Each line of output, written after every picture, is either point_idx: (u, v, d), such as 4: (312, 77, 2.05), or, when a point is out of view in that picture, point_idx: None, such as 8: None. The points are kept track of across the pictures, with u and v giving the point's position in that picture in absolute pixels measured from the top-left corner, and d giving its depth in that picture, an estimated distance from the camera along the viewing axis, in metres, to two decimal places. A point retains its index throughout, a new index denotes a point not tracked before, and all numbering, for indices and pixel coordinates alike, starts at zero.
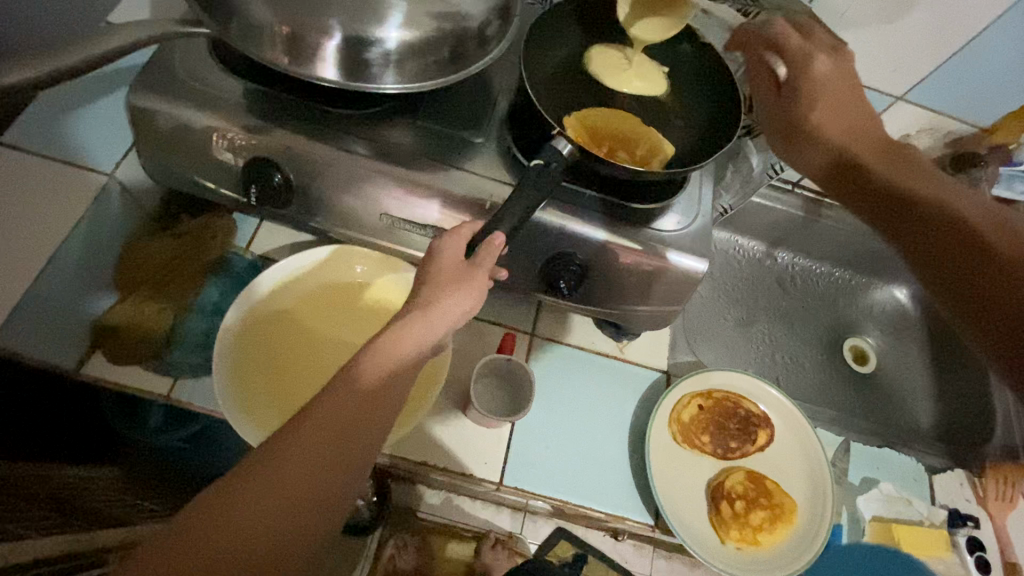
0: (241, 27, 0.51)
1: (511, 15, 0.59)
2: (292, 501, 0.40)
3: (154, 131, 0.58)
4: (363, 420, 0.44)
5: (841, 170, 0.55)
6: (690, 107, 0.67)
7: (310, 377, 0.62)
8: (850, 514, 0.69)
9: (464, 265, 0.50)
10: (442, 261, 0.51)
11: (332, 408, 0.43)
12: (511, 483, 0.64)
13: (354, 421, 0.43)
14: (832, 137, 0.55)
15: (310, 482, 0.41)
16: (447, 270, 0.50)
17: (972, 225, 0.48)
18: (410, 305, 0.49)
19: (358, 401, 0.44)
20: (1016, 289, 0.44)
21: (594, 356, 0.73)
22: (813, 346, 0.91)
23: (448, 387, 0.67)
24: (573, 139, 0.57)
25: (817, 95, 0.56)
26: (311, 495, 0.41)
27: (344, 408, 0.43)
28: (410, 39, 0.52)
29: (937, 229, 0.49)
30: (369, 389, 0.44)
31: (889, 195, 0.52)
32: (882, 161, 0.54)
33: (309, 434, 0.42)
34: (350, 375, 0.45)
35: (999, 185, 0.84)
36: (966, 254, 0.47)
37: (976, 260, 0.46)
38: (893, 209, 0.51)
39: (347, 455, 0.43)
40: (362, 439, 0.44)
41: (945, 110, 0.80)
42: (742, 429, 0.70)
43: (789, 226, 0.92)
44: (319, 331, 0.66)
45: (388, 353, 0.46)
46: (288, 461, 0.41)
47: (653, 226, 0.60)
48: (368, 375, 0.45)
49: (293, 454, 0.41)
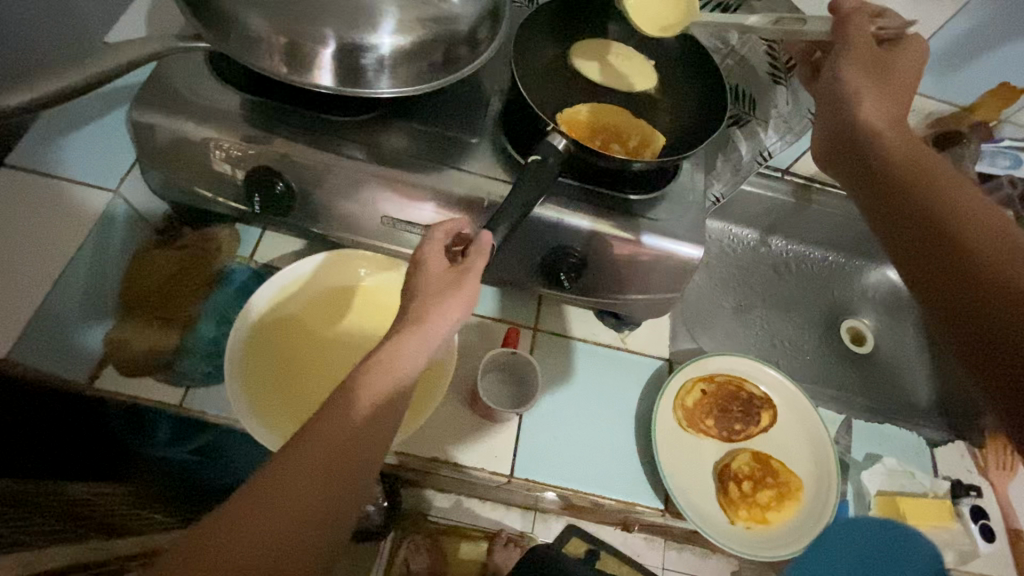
0: (239, 40, 0.52)
1: (500, 18, 0.61)
2: (305, 503, 0.41)
3: (154, 146, 0.60)
4: (364, 439, 0.44)
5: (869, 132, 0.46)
6: (679, 99, 0.68)
7: (320, 382, 0.63)
8: (855, 489, 0.70)
9: (455, 271, 0.52)
10: (428, 266, 0.52)
11: (338, 422, 0.44)
12: (521, 475, 0.65)
13: (356, 440, 0.44)
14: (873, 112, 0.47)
15: (323, 486, 0.42)
16: (437, 277, 0.52)
17: (1023, 233, 0.37)
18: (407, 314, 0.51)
19: (361, 420, 0.44)
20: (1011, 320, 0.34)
21: (595, 346, 0.74)
22: (812, 329, 0.93)
23: (455, 385, 0.68)
24: (567, 135, 0.58)
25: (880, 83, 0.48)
26: (323, 498, 0.41)
27: (349, 424, 0.44)
28: (403, 44, 0.54)
29: (981, 214, 0.39)
30: (371, 409, 0.45)
31: (918, 167, 0.43)
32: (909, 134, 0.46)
33: (322, 441, 0.43)
34: (357, 382, 0.46)
35: (982, 161, 0.84)
36: (925, 246, 0.39)
37: (935, 256, 0.39)
38: (882, 200, 0.43)
39: (357, 461, 0.43)
40: (368, 458, 0.44)
41: (928, 93, 0.80)
42: (745, 410, 0.71)
43: (781, 212, 0.93)
44: (326, 335, 0.67)
45: (388, 370, 0.47)
46: (302, 466, 0.42)
47: (646, 215, 0.62)
48: (366, 399, 0.45)
49: (304, 458, 0.42)
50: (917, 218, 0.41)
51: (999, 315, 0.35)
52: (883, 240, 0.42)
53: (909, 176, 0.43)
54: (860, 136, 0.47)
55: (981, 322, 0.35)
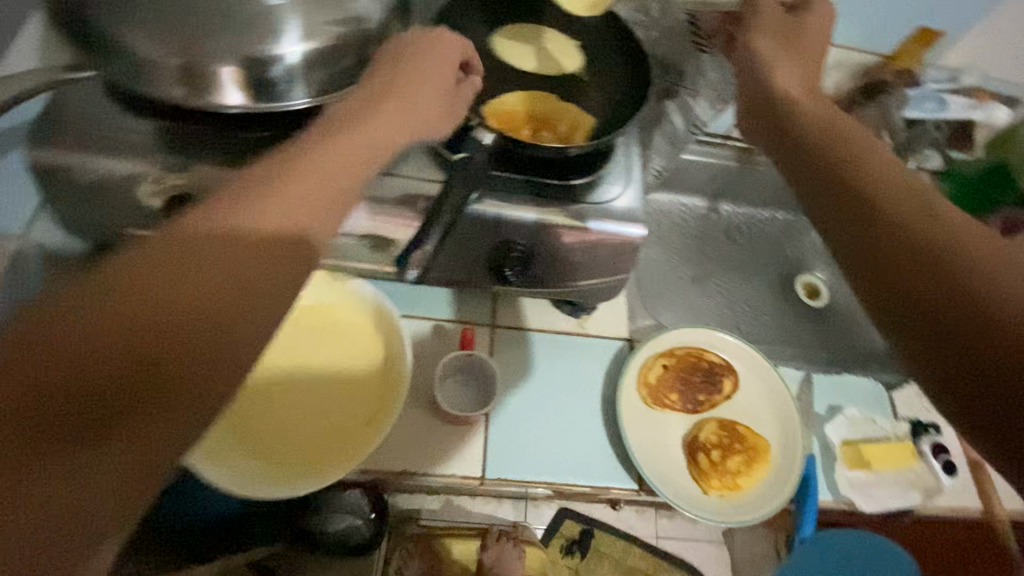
0: (131, 67, 0.49)
1: (411, 12, 0.59)
2: (91, 321, 0.30)
3: (63, 187, 0.56)
4: (179, 381, 0.32)
5: (774, 113, 0.48)
6: (607, 77, 0.68)
7: (271, 414, 0.60)
8: (820, 442, 0.72)
9: (337, 185, 0.41)
10: (296, 155, 0.41)
11: (180, 226, 0.34)
12: (494, 475, 0.64)
13: (184, 265, 0.33)
14: (781, 88, 0.50)
15: (128, 298, 0.31)
16: (330, 163, 0.41)
17: (923, 194, 0.37)
18: (249, 183, 0.38)
19: (213, 261, 0.34)
20: (928, 279, 0.34)
21: (555, 335, 0.73)
22: (767, 289, 0.94)
23: (416, 394, 0.67)
24: (494, 128, 0.57)
25: (772, 63, 0.52)
26: (120, 321, 0.31)
27: (171, 250, 0.33)
28: (311, 52, 0.51)
29: (879, 178, 0.39)
30: (218, 290, 0.34)
31: (826, 137, 0.44)
32: (811, 102, 0.48)
33: (135, 253, 0.33)
34: (181, 239, 0.34)
35: (909, 108, 0.82)
36: (833, 210, 0.39)
37: (843, 225, 0.38)
38: (803, 159, 0.43)
39: (179, 283, 0.33)
40: (199, 295, 0.33)
41: (850, 43, 0.81)
42: (707, 380, 0.72)
43: (726, 177, 0.94)
44: (271, 358, 0.63)
45: (239, 262, 0.34)
46: (100, 291, 0.31)
47: (586, 200, 0.61)
48: (214, 227, 0.35)
49: (105, 288, 0.32)
50: (820, 186, 0.41)
51: (927, 282, 0.34)
52: (800, 196, 0.42)
53: (813, 140, 0.44)
54: (780, 110, 0.48)
55: (879, 275, 0.36)
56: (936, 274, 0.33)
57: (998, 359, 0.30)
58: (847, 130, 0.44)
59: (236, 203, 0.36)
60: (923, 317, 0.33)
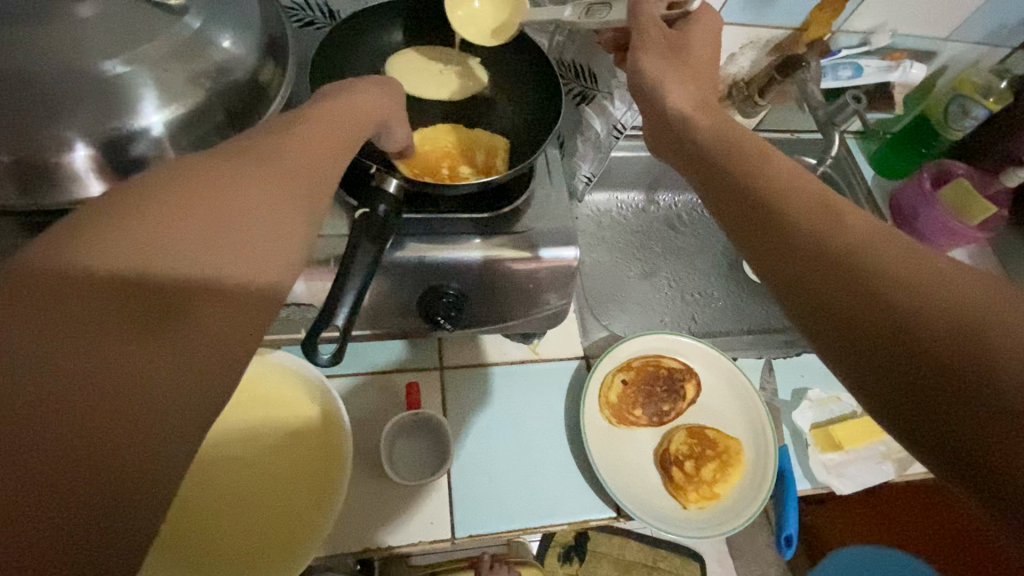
0: None
1: (287, 53, 0.53)
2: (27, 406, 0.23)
3: None
4: (116, 417, 0.24)
5: (676, 132, 0.47)
6: (517, 96, 0.67)
7: (208, 518, 0.54)
8: (790, 430, 0.72)
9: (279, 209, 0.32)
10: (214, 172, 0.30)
11: (75, 243, 0.25)
12: (466, 533, 0.60)
13: (114, 289, 0.25)
14: (683, 100, 0.49)
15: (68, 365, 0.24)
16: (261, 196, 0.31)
17: (827, 199, 0.35)
18: (184, 202, 0.28)
19: (183, 306, 0.27)
20: (847, 292, 0.31)
21: (509, 367, 0.69)
22: (717, 273, 0.92)
23: (368, 461, 0.62)
24: (399, 172, 0.52)
25: (667, 71, 0.51)
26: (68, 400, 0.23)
27: (109, 295, 0.25)
28: (175, 118, 0.44)
29: (789, 187, 0.37)
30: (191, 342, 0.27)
31: (729, 148, 0.42)
32: (709, 114, 0.47)
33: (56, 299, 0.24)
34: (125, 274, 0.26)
35: (826, 77, 0.83)
36: (746, 224, 0.37)
37: (760, 241, 0.36)
38: (714, 180, 0.41)
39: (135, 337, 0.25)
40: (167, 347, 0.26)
41: (761, 21, 0.79)
42: (670, 388, 0.69)
43: (659, 167, 0.91)
44: (202, 450, 0.57)
45: (146, 251, 0.27)
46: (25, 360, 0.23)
47: (514, 229, 0.57)
48: (162, 260, 0.27)
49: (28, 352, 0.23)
50: (731, 200, 0.39)
51: (846, 298, 0.31)
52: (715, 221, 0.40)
53: (719, 150, 0.42)
54: (682, 128, 0.47)
55: (795, 295, 0.33)
56: (856, 287, 0.30)
57: (938, 377, 0.27)
58: (751, 137, 0.43)
59: (179, 223, 0.28)
60: (848, 333, 0.30)
